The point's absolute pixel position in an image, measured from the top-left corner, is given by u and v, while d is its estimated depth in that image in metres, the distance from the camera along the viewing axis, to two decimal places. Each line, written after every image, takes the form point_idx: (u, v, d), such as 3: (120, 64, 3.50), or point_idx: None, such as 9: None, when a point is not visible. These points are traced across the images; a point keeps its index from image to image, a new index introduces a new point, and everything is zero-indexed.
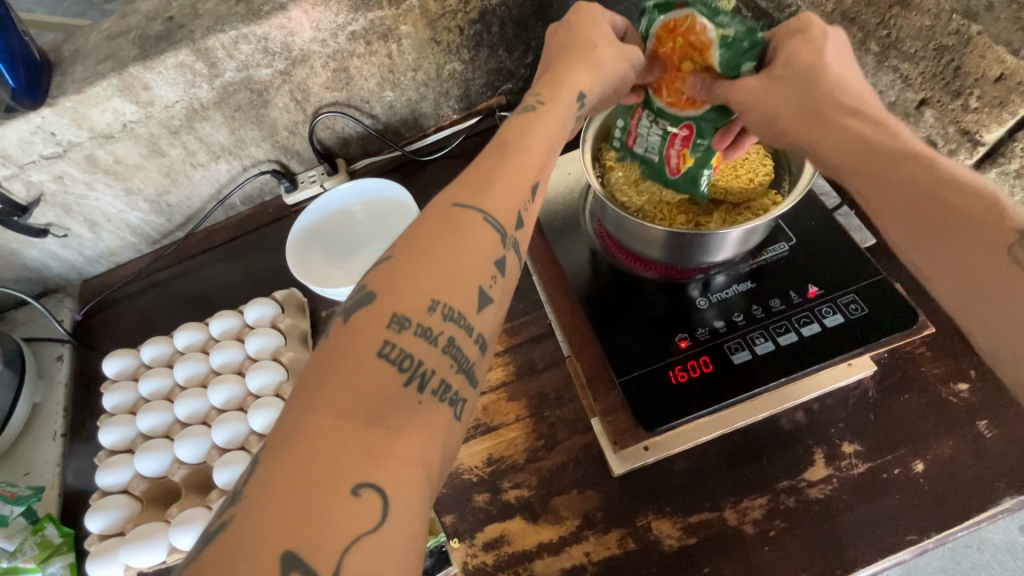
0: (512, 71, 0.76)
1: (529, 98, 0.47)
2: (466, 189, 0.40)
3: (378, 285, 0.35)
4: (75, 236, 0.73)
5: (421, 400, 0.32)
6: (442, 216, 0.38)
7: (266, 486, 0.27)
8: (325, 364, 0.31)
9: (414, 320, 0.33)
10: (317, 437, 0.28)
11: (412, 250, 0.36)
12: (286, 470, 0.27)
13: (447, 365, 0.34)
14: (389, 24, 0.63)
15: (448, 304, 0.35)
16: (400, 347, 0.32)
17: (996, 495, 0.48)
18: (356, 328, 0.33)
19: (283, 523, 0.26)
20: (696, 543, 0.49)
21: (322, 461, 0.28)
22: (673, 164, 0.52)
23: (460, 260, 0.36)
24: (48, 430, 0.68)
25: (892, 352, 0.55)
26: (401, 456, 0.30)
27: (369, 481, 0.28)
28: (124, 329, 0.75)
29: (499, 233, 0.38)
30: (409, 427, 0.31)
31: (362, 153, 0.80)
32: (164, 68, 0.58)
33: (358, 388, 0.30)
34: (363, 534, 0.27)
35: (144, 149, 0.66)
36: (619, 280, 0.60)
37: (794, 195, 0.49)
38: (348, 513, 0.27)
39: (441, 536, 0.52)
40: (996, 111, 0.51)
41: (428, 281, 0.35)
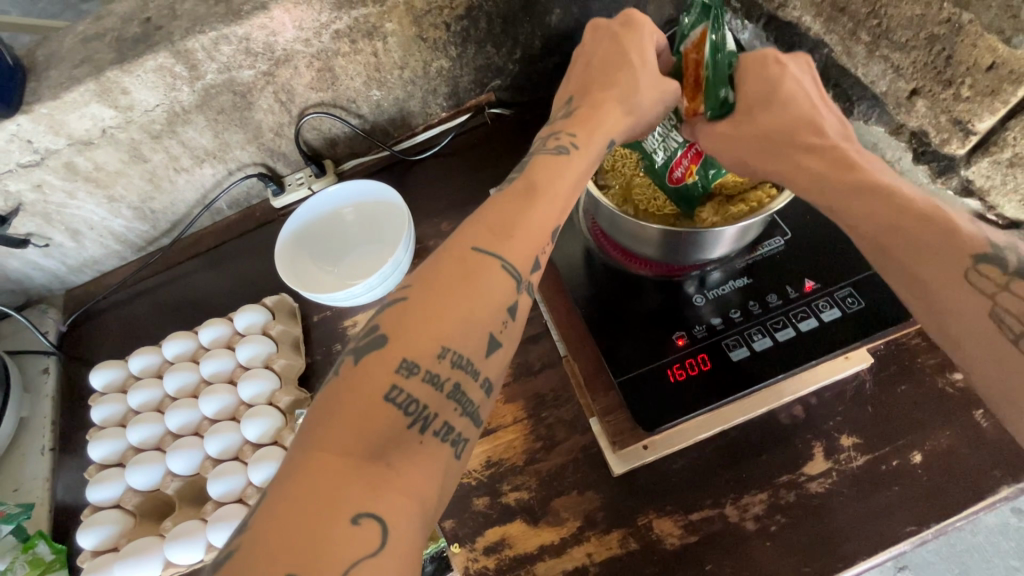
0: (501, 67, 0.74)
1: (562, 137, 0.46)
2: (486, 232, 0.38)
3: (389, 327, 0.34)
4: (56, 245, 0.71)
5: (422, 439, 0.32)
6: (461, 260, 0.37)
7: (272, 514, 0.27)
8: (338, 398, 0.31)
9: (423, 366, 0.33)
10: (324, 469, 0.28)
11: (425, 292, 0.35)
12: (292, 501, 0.28)
13: (450, 409, 0.33)
14: (374, 21, 0.62)
15: (457, 351, 0.34)
16: (408, 392, 0.32)
17: (993, 484, 0.48)
18: (366, 370, 0.32)
19: (289, 550, 0.26)
20: (697, 540, 0.49)
21: (325, 493, 0.28)
22: (677, 172, 0.51)
23: (473, 305, 0.35)
24: (36, 444, 0.66)
25: (888, 343, 0.55)
26: (402, 489, 0.30)
27: (370, 511, 0.28)
28: (110, 338, 0.73)
29: (514, 278, 0.37)
30: (411, 462, 0.31)
31: (349, 154, 0.79)
32: (143, 71, 0.57)
33: (365, 425, 0.30)
34: (362, 561, 0.27)
35: (125, 155, 0.65)
36: (614, 280, 0.60)
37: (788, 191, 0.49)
38: (348, 542, 0.27)
39: (441, 542, 0.51)
40: (987, 100, 0.50)
41: (443, 328, 0.34)
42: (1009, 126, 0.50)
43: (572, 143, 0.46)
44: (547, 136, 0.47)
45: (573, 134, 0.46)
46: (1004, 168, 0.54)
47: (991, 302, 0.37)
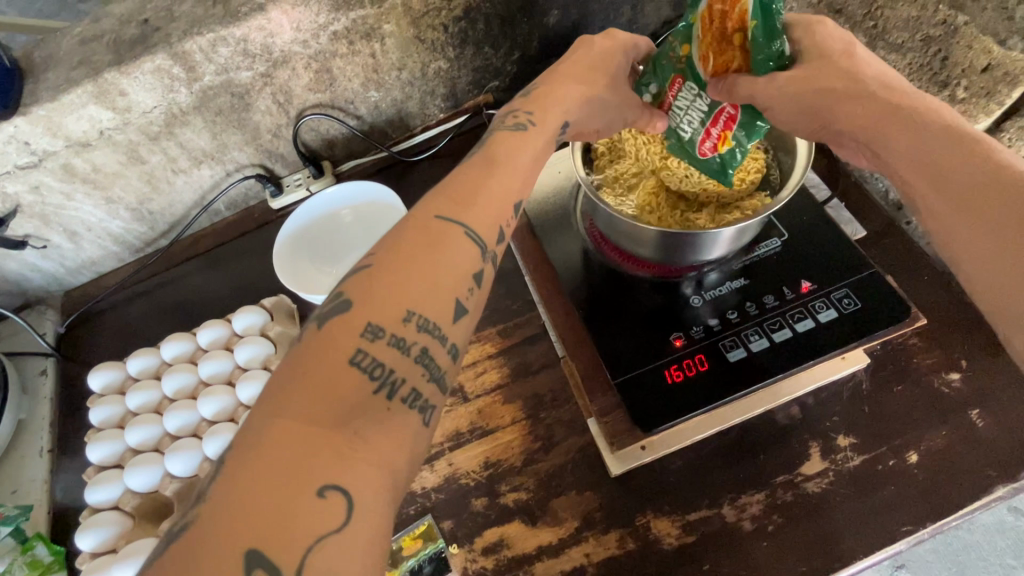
0: (498, 68, 0.75)
1: (520, 114, 0.47)
2: (449, 201, 0.39)
3: (354, 294, 0.34)
4: (54, 247, 0.71)
5: (390, 406, 0.32)
6: (426, 227, 0.37)
7: (231, 485, 0.27)
8: (298, 366, 0.31)
9: (389, 330, 0.33)
10: (286, 441, 0.28)
11: (390, 258, 0.35)
12: (251, 471, 0.27)
13: (418, 374, 0.33)
14: (372, 23, 0.62)
15: (423, 315, 0.34)
16: (372, 356, 0.32)
17: (989, 483, 0.48)
18: (328, 336, 0.32)
19: (250, 520, 0.26)
20: (695, 540, 0.49)
21: (287, 463, 0.27)
22: (707, 145, 0.49)
23: (439, 273, 0.35)
24: (34, 446, 0.66)
25: (884, 344, 0.55)
26: (368, 459, 0.29)
27: (336, 483, 0.28)
28: (109, 340, 0.73)
29: (478, 246, 0.38)
30: (377, 432, 0.31)
31: (347, 155, 0.79)
32: (140, 73, 0.57)
33: (326, 394, 0.30)
34: (328, 535, 0.27)
35: (122, 156, 0.65)
36: (612, 281, 0.60)
37: (787, 191, 0.48)
38: (313, 515, 0.27)
39: (439, 542, 0.52)
40: (982, 103, 0.50)
41: (407, 293, 0.34)
42: (1003, 126, 0.51)
43: (532, 122, 0.47)
44: (505, 113, 0.48)
45: (527, 111, 0.48)
46: None
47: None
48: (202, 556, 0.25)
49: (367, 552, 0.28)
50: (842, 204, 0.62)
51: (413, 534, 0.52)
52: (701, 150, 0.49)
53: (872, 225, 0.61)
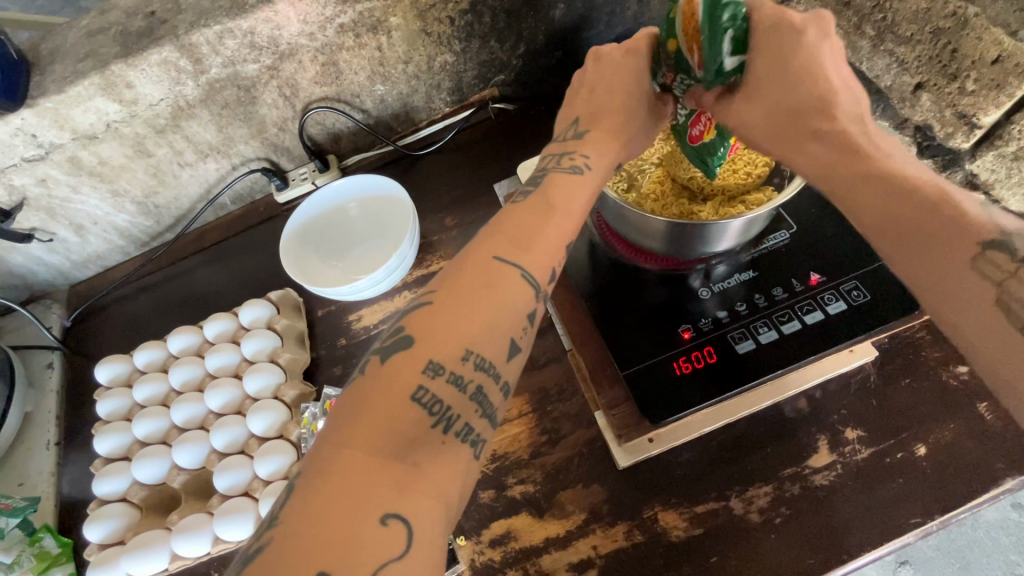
0: (504, 62, 0.74)
1: (576, 157, 0.47)
2: (506, 243, 0.39)
3: (414, 329, 0.34)
4: (61, 240, 0.71)
5: (445, 440, 0.32)
6: (483, 267, 0.37)
7: (303, 511, 0.28)
8: (364, 399, 0.31)
9: (448, 368, 0.33)
10: (353, 471, 0.29)
11: (451, 295, 0.36)
12: (322, 500, 0.28)
13: (471, 410, 0.33)
14: (379, 16, 0.62)
15: (480, 354, 0.34)
16: (433, 392, 0.32)
17: (997, 476, 0.48)
18: (393, 372, 0.32)
19: (321, 546, 0.27)
20: (702, 533, 0.49)
21: (355, 493, 0.28)
22: (696, 131, 0.49)
23: (497, 313, 0.36)
24: (41, 438, 0.66)
25: (892, 338, 0.55)
26: (427, 489, 0.30)
27: (397, 511, 0.28)
28: (114, 333, 0.73)
29: (533, 289, 0.38)
30: (435, 463, 0.31)
31: (353, 149, 0.79)
32: (147, 65, 0.57)
33: (390, 426, 0.30)
34: (391, 561, 0.27)
35: (129, 149, 0.65)
36: (619, 274, 0.60)
37: (795, 184, 0.47)
38: (376, 542, 0.27)
39: (446, 533, 0.51)
40: (992, 94, 0.50)
41: (465, 331, 0.34)
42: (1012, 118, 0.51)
43: (585, 164, 0.47)
44: (559, 155, 0.48)
45: (579, 154, 0.48)
46: (1008, 162, 0.54)
47: (997, 289, 0.35)
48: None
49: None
50: None
51: None
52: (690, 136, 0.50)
53: None
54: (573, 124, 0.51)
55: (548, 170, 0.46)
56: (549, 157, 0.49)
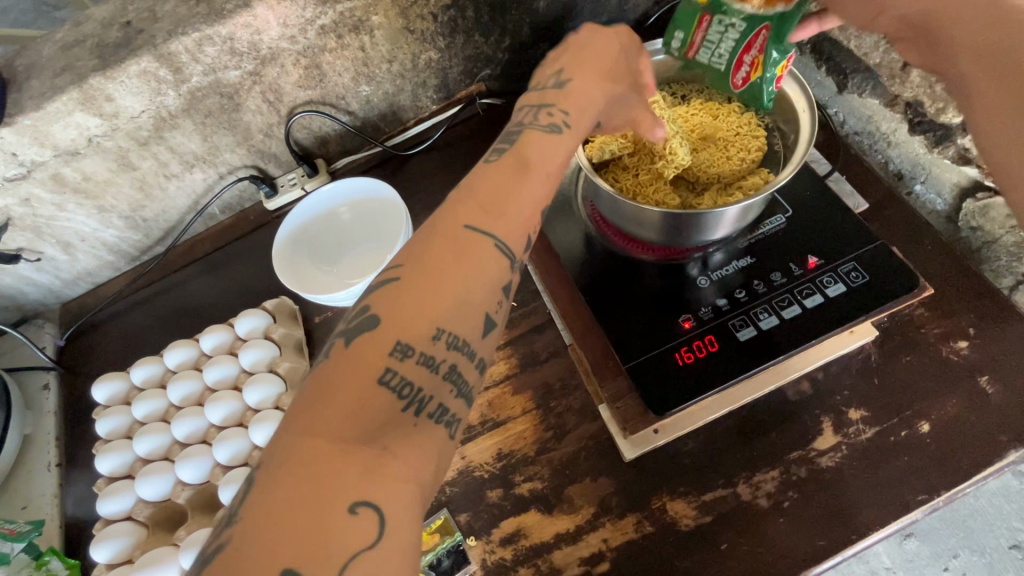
0: (490, 56, 0.74)
1: (556, 112, 0.45)
2: (479, 208, 0.38)
3: (382, 309, 0.33)
4: (49, 259, 0.70)
5: (417, 422, 0.31)
6: (451, 238, 0.36)
7: (264, 504, 0.26)
8: (329, 381, 0.31)
9: (418, 349, 0.32)
10: (316, 457, 0.28)
11: (418, 270, 0.34)
12: (286, 489, 0.27)
13: (446, 391, 0.33)
14: (360, 15, 0.61)
15: (453, 332, 0.33)
16: (401, 374, 0.31)
17: (1001, 449, 0.48)
18: (358, 351, 0.32)
19: (286, 541, 0.25)
20: (711, 520, 0.50)
21: (321, 480, 0.27)
22: (740, 74, 0.52)
23: (470, 284, 0.35)
24: (42, 461, 0.66)
25: (892, 316, 0.55)
26: (397, 473, 0.29)
27: (367, 499, 0.27)
28: (110, 350, 0.72)
29: (508, 258, 0.37)
30: (407, 445, 0.30)
31: (341, 152, 0.78)
32: (127, 77, 0.56)
33: (357, 409, 0.29)
34: (363, 550, 0.26)
35: (113, 164, 0.63)
36: (616, 266, 0.59)
37: (792, 166, 0.46)
38: (347, 533, 0.26)
39: (456, 535, 0.52)
40: None
41: (438, 308, 0.33)
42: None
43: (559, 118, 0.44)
44: (536, 108, 0.45)
45: (562, 109, 0.45)
46: None
47: None
48: (239, 569, 0.25)
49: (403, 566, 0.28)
50: (843, 177, 0.61)
51: (430, 529, 0.53)
52: (736, 80, 0.53)
53: (873, 197, 0.61)
54: (557, 76, 0.48)
55: (524, 128, 0.44)
56: (524, 110, 0.46)
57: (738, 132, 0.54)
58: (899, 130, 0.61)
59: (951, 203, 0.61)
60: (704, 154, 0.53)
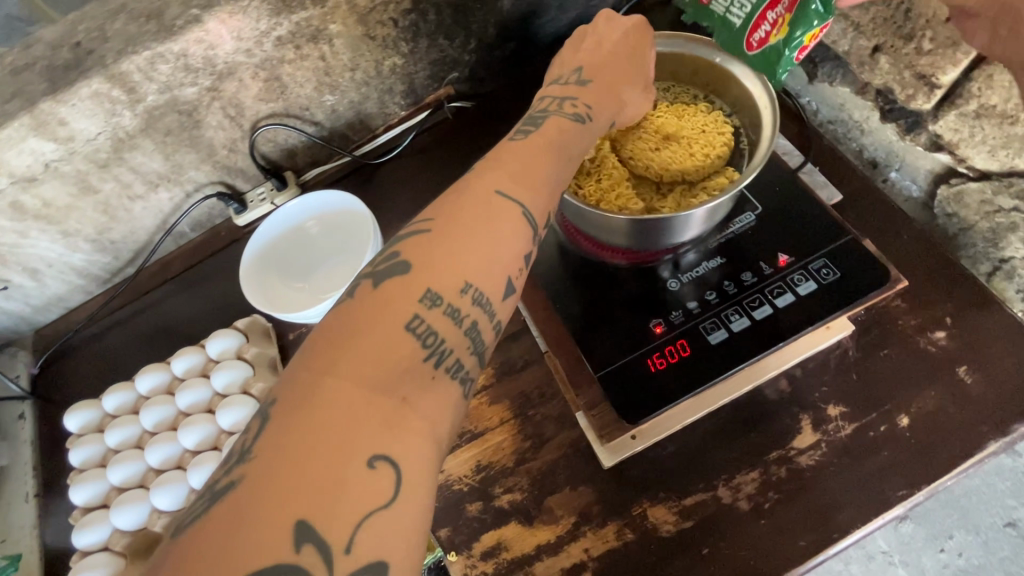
0: (456, 59, 0.72)
1: (578, 105, 0.46)
2: (509, 178, 0.37)
3: (411, 257, 0.33)
4: (16, 286, 0.69)
5: (435, 376, 0.30)
6: (484, 200, 0.35)
7: (280, 447, 0.26)
8: (348, 319, 0.30)
9: (446, 299, 0.32)
10: (336, 402, 0.27)
11: (451, 225, 0.34)
12: (302, 435, 0.26)
13: (465, 347, 0.32)
14: (317, 25, 0.59)
15: (480, 289, 0.33)
16: (428, 322, 0.31)
17: (981, 440, 0.48)
18: (387, 292, 0.31)
19: (300, 490, 0.25)
20: (693, 525, 0.49)
21: (338, 428, 0.26)
22: (756, 36, 0.47)
23: (496, 248, 0.34)
24: (20, 492, 0.65)
25: (868, 309, 0.54)
26: (415, 426, 0.29)
27: (385, 453, 0.27)
28: (85, 376, 0.71)
29: (532, 228, 0.36)
30: (425, 398, 0.30)
31: (311, 163, 0.76)
32: (78, 100, 0.54)
33: (377, 356, 0.29)
34: (378, 509, 0.26)
35: (73, 188, 0.62)
36: (588, 271, 0.58)
37: (750, 171, 0.45)
38: (364, 487, 0.26)
39: (437, 551, 0.52)
40: (949, 52, 0.48)
41: (464, 263, 0.33)
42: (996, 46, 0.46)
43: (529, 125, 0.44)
44: (559, 99, 0.46)
45: (583, 101, 0.46)
46: (971, 121, 0.50)
47: None
48: (249, 514, 0.24)
49: (416, 524, 0.27)
50: (816, 168, 0.61)
51: None
52: (747, 44, 0.49)
53: (848, 188, 0.60)
54: (576, 72, 0.49)
55: (547, 113, 0.44)
56: (544, 98, 0.47)
57: (703, 131, 0.53)
58: (871, 117, 0.60)
59: (925, 189, 0.60)
60: (666, 153, 0.52)
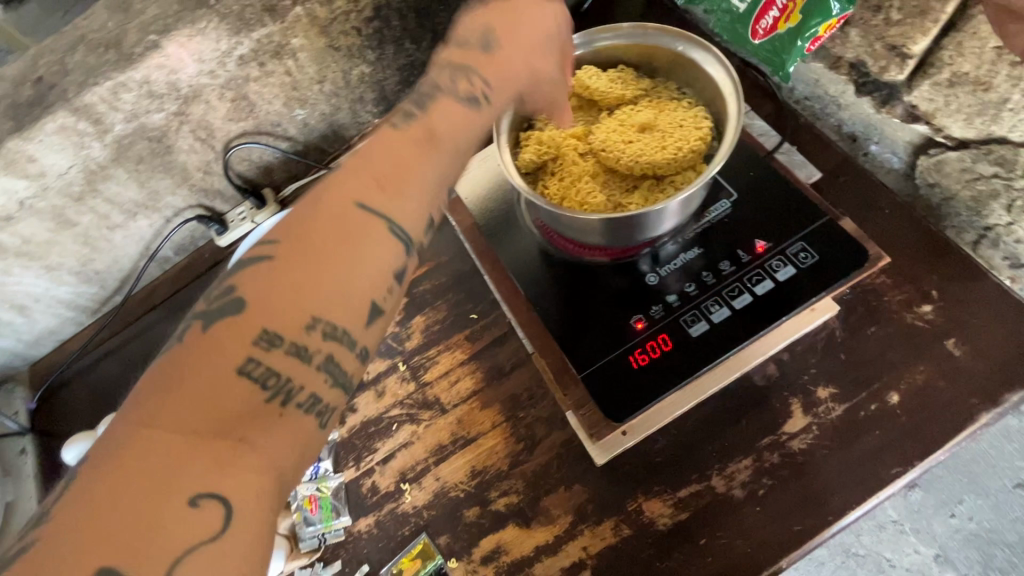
0: (425, 62, 0.71)
1: (476, 83, 0.45)
2: (375, 190, 0.37)
3: (251, 291, 0.33)
4: (6, 324, 0.69)
5: (282, 412, 0.31)
6: (343, 220, 0.35)
7: (91, 494, 0.27)
8: (186, 357, 0.31)
9: (288, 338, 0.32)
10: (154, 451, 0.28)
11: (296, 250, 0.34)
12: (114, 485, 0.27)
13: (318, 380, 0.33)
14: (279, 40, 0.59)
15: (330, 321, 0.33)
16: (266, 365, 0.31)
17: (973, 412, 0.48)
18: (217, 339, 0.32)
19: (110, 535, 0.26)
20: (688, 517, 0.49)
21: (159, 472, 0.28)
22: (765, 25, 0.54)
23: (349, 275, 0.34)
24: None
25: (853, 288, 0.54)
26: (251, 464, 0.30)
27: (209, 492, 0.28)
28: (81, 407, 0.71)
29: (404, 244, 0.36)
30: (264, 437, 0.30)
31: (288, 178, 0.76)
32: (45, 135, 0.54)
33: (210, 399, 0.30)
34: (199, 546, 0.27)
35: (51, 223, 0.62)
36: (570, 269, 0.58)
37: (700, 179, 0.45)
38: (184, 526, 0.27)
39: (437, 559, 0.52)
40: (917, 21, 0.47)
41: (309, 298, 0.33)
42: (969, 11, 0.45)
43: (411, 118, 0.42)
44: (455, 73, 0.45)
45: (485, 88, 0.45)
46: (944, 90, 0.49)
47: None
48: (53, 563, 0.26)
49: (245, 558, 0.28)
50: (794, 147, 0.60)
51: (412, 554, 0.52)
52: (758, 32, 0.55)
53: (826, 166, 0.59)
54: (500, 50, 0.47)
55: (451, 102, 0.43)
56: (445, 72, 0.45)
57: (678, 125, 0.51)
58: (847, 91, 0.59)
59: (906, 160, 0.59)
60: (637, 145, 0.51)
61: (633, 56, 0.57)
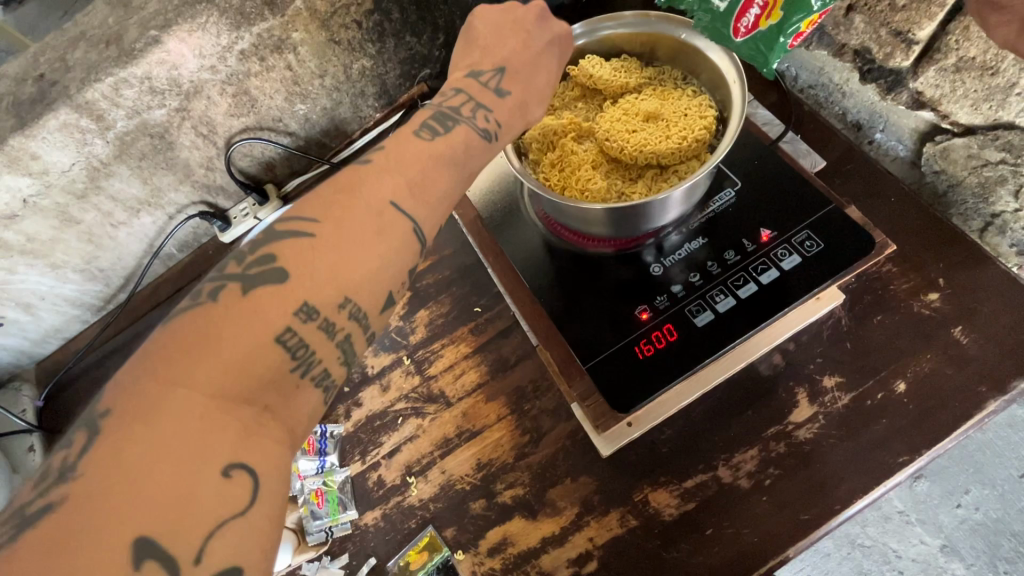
0: (426, 56, 0.71)
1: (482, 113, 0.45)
2: (408, 185, 0.37)
3: (288, 262, 0.33)
4: (11, 322, 0.69)
5: (299, 384, 0.32)
6: (375, 209, 0.35)
7: (120, 456, 0.26)
8: (203, 327, 0.30)
9: (323, 313, 0.32)
10: (188, 413, 0.28)
11: (332, 232, 0.34)
12: (149, 449, 0.26)
13: (334, 357, 0.33)
14: (279, 34, 0.58)
15: (358, 303, 0.34)
16: (301, 335, 0.32)
17: (980, 400, 0.47)
18: (254, 300, 0.31)
19: (147, 501, 0.25)
20: (694, 507, 0.49)
21: (195, 437, 0.27)
22: None
23: (375, 265, 0.34)
24: None
25: (859, 277, 0.54)
26: (274, 436, 0.30)
27: (241, 462, 0.28)
28: (87, 404, 0.72)
29: (423, 241, 0.36)
30: (284, 407, 0.31)
31: (289, 174, 0.76)
32: (48, 132, 0.54)
33: (242, 366, 0.30)
34: (231, 518, 0.27)
35: (55, 220, 0.62)
36: (574, 261, 0.58)
37: (706, 166, 0.44)
38: (218, 496, 0.27)
39: (444, 551, 0.52)
40: (923, 6, 0.46)
41: (343, 279, 0.33)
42: None
43: (437, 129, 0.42)
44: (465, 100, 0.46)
45: (495, 115, 0.45)
46: (951, 76, 0.49)
47: None
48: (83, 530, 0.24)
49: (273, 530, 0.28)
50: (798, 136, 0.60)
51: (418, 547, 0.53)
52: None
53: (831, 155, 0.59)
54: (498, 74, 0.48)
55: (458, 122, 0.43)
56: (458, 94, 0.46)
57: (682, 115, 0.51)
58: (851, 79, 0.59)
59: (912, 148, 0.59)
60: (641, 135, 0.50)
61: (636, 45, 0.57)
